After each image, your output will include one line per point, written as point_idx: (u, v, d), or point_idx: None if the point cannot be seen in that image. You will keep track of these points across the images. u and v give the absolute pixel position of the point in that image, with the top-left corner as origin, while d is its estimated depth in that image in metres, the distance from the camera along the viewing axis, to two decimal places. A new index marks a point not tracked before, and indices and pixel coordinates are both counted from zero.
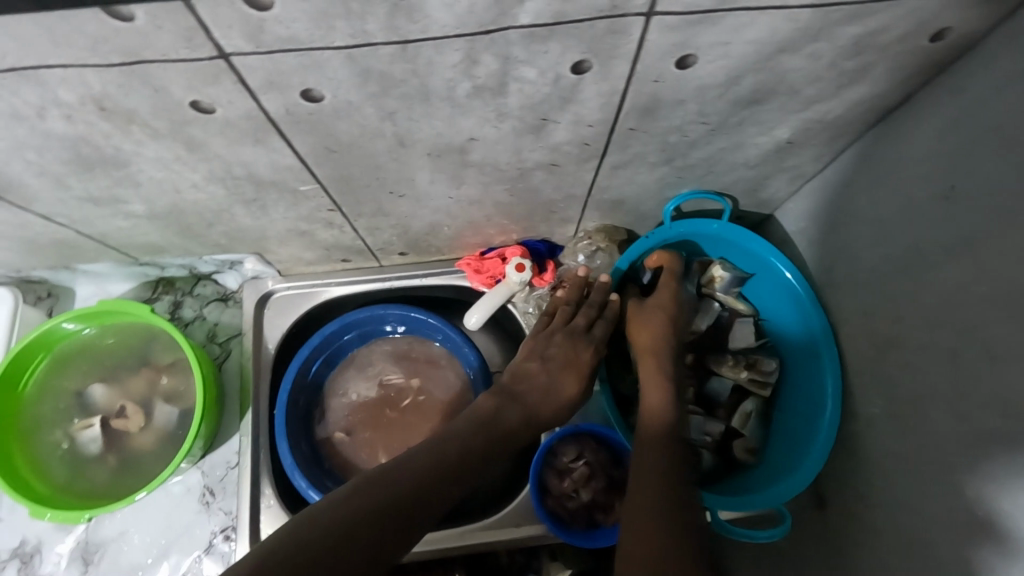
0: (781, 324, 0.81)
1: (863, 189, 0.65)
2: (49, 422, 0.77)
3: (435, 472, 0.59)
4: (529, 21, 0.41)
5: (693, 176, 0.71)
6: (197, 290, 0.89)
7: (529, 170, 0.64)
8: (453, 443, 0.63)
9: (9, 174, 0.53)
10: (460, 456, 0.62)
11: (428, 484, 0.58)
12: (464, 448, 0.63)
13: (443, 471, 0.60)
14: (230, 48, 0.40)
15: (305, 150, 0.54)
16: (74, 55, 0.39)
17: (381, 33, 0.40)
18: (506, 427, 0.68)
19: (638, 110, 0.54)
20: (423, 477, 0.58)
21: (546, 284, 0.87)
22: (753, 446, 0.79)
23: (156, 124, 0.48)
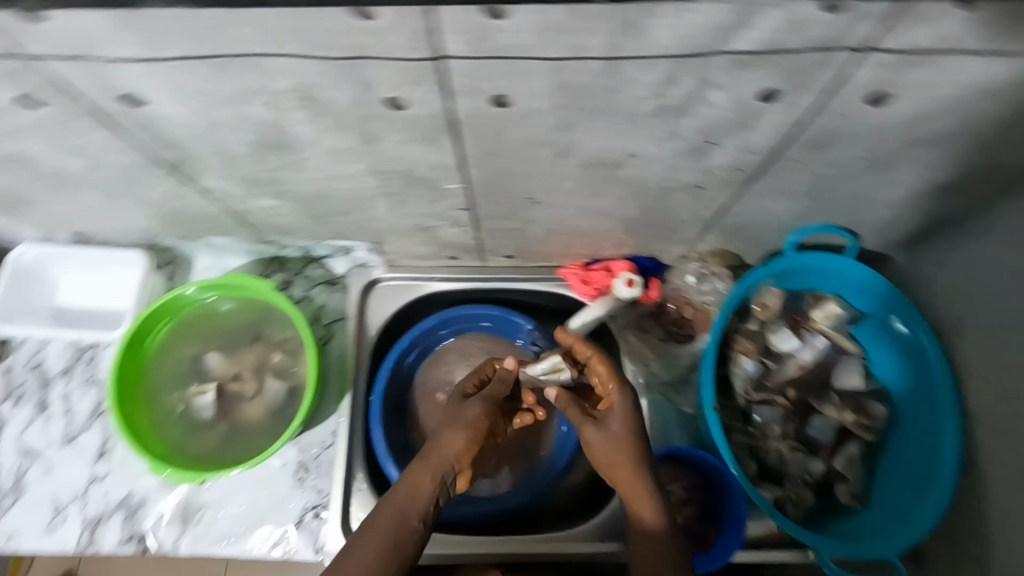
0: (893, 370, 0.79)
1: (996, 247, 0.65)
2: (167, 383, 0.81)
3: (397, 526, 0.60)
4: (744, 47, 0.41)
5: (828, 210, 0.69)
6: (307, 271, 0.91)
7: (671, 189, 0.64)
8: (406, 490, 0.63)
9: (190, 150, 0.55)
10: (411, 500, 0.62)
11: (400, 531, 0.59)
12: (412, 497, 0.62)
13: (405, 522, 0.60)
14: (450, 52, 0.41)
15: (469, 152, 0.55)
16: (304, 47, 0.41)
17: (599, 49, 0.41)
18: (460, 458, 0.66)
19: (807, 141, 0.54)
20: (391, 530, 0.59)
21: (650, 301, 0.87)
22: (857, 491, 0.77)
23: (345, 116, 0.49)
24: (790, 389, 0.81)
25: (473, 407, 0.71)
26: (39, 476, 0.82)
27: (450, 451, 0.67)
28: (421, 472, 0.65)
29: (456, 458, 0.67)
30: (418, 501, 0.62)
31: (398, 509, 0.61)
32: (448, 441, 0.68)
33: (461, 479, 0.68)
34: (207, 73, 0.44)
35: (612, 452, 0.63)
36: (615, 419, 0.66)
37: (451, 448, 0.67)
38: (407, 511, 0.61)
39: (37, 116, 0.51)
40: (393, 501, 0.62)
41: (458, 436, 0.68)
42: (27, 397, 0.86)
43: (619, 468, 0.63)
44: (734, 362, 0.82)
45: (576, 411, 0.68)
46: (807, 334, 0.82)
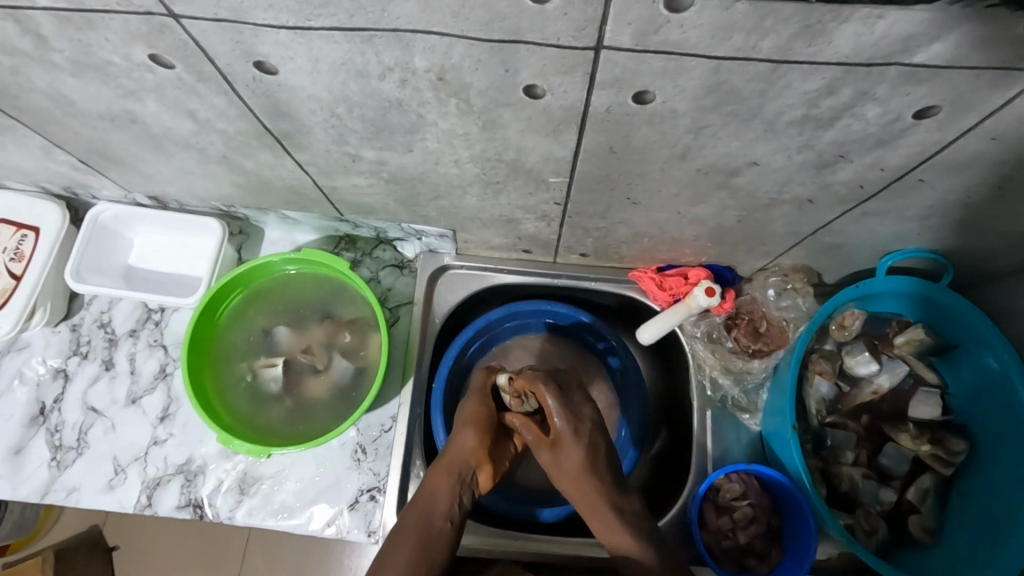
0: (977, 405, 0.75)
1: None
2: (237, 353, 0.83)
3: (423, 529, 0.65)
4: (922, 60, 0.39)
5: (933, 235, 0.67)
6: (376, 253, 0.90)
7: (779, 202, 0.62)
8: (428, 494, 0.68)
9: (305, 122, 0.55)
10: (432, 504, 0.67)
11: (427, 533, 0.66)
12: (433, 498, 0.68)
13: (432, 523, 0.66)
14: (612, 42, 0.40)
15: (589, 147, 0.54)
16: (462, 27, 0.40)
17: (768, 50, 0.39)
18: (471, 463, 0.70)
19: (944, 163, 0.52)
20: (418, 533, 0.65)
21: (723, 312, 0.82)
22: (930, 525, 0.75)
23: (475, 101, 0.48)
24: (864, 415, 0.80)
25: (470, 407, 0.74)
26: (102, 433, 0.83)
27: (464, 450, 0.70)
28: (438, 477, 0.69)
29: (471, 455, 0.70)
30: (439, 505, 0.67)
31: (423, 511, 0.67)
32: (459, 440, 0.71)
33: (482, 473, 0.72)
34: (351, 46, 0.43)
35: (575, 480, 0.69)
36: (570, 450, 0.69)
37: (466, 445, 0.70)
38: (433, 514, 0.67)
39: (159, 77, 0.51)
40: (416, 509, 0.68)
41: (468, 434, 0.71)
42: (94, 354, 0.86)
43: (581, 489, 0.69)
44: (808, 383, 0.79)
45: (531, 433, 0.73)
46: (886, 360, 0.79)
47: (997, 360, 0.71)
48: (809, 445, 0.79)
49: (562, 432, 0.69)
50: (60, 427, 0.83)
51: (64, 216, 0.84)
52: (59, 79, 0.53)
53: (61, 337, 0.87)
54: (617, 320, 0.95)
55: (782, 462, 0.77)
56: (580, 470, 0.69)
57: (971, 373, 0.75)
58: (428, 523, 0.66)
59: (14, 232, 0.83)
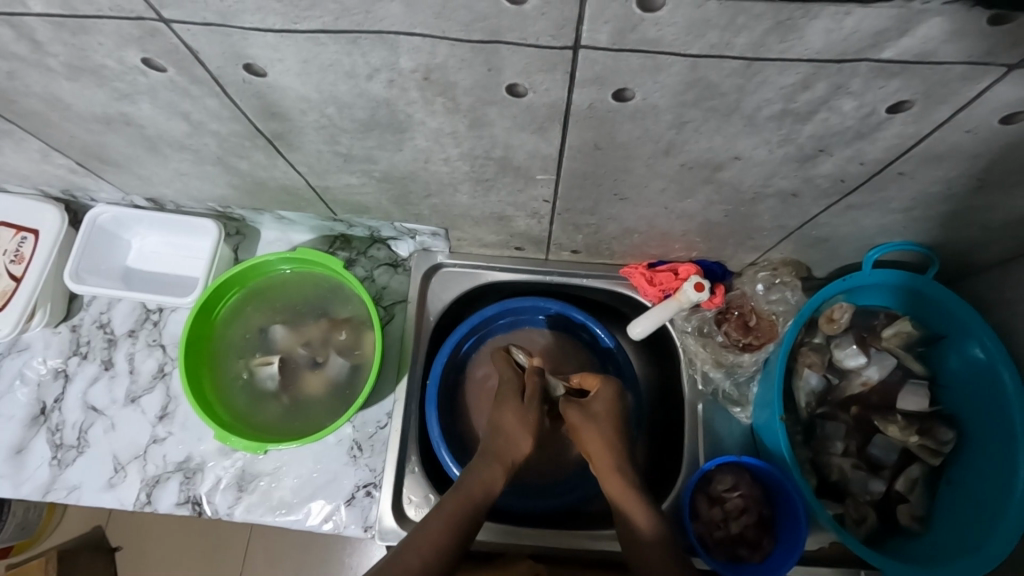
0: (963, 394, 0.76)
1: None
2: (235, 351, 0.84)
3: (467, 508, 0.66)
4: (892, 55, 0.40)
5: (917, 228, 0.68)
6: (371, 252, 0.91)
7: (765, 196, 0.63)
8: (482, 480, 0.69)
9: (296, 123, 0.56)
10: (484, 492, 0.69)
11: (470, 515, 0.66)
12: (483, 485, 0.69)
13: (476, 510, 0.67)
14: (590, 42, 0.41)
15: (573, 144, 0.55)
16: (446, 28, 0.41)
17: (742, 47, 0.40)
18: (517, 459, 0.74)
19: (923, 156, 0.53)
20: (467, 516, 0.65)
21: (714, 307, 0.83)
22: (919, 514, 0.76)
23: (461, 100, 0.49)
24: (854, 406, 0.80)
25: (529, 411, 0.76)
26: (102, 432, 0.84)
27: (518, 451, 0.74)
28: (494, 470, 0.71)
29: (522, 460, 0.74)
30: (489, 496, 0.69)
31: (473, 495, 0.67)
32: (517, 444, 0.74)
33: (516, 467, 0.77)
34: (338, 47, 0.44)
35: (597, 441, 0.73)
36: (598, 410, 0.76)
37: (519, 450, 0.74)
38: (480, 500, 0.67)
39: (153, 80, 0.52)
40: (466, 490, 0.68)
41: (527, 442, 0.74)
42: (93, 354, 0.87)
43: (598, 451, 0.73)
44: (798, 375, 0.81)
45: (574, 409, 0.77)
46: (874, 352, 0.80)
47: (979, 351, 0.73)
48: (798, 436, 0.81)
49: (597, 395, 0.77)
50: (60, 426, 0.84)
51: (62, 218, 0.85)
52: (55, 83, 0.55)
53: (61, 338, 0.88)
54: (610, 315, 0.96)
55: (772, 453, 0.78)
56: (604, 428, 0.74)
57: (960, 364, 0.76)
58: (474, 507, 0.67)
59: (14, 234, 0.84)
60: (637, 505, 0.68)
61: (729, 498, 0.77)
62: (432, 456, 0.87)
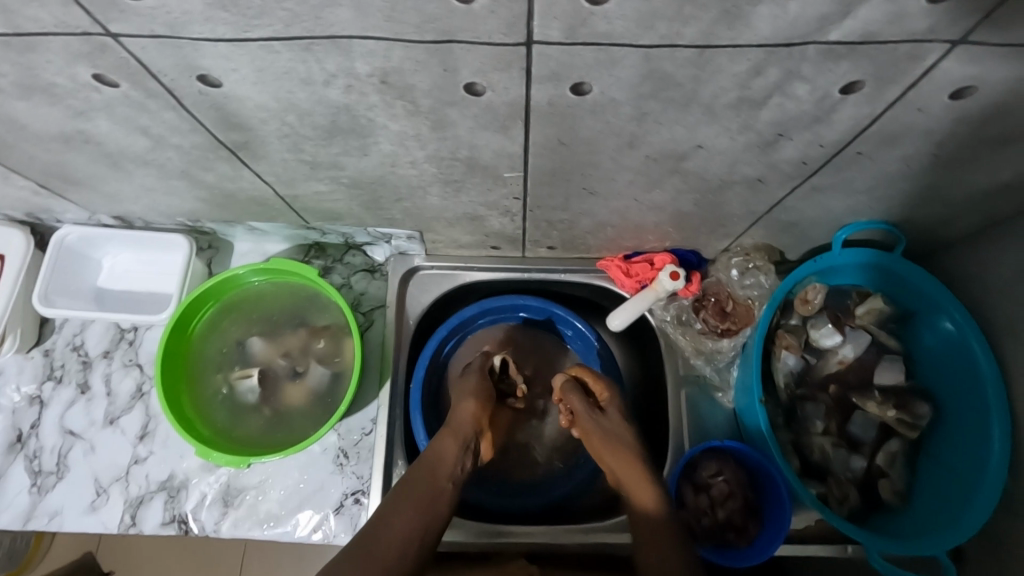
0: (937, 368, 0.78)
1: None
2: (213, 366, 0.83)
3: (423, 477, 0.64)
4: (838, 38, 0.41)
5: (882, 206, 0.69)
6: (347, 259, 0.90)
7: (731, 183, 0.63)
8: (437, 455, 0.68)
9: (258, 133, 0.55)
10: (438, 461, 0.67)
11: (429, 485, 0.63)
12: (438, 457, 0.67)
13: (435, 480, 0.64)
14: (542, 37, 0.41)
15: (537, 141, 0.55)
16: (398, 30, 0.41)
17: (692, 36, 0.41)
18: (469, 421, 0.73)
19: (880, 136, 0.54)
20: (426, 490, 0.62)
21: (690, 296, 0.85)
22: (900, 488, 0.77)
23: (421, 102, 0.49)
24: (833, 385, 0.81)
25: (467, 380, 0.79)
26: (82, 456, 0.83)
27: (466, 412, 0.74)
28: (444, 437, 0.70)
29: (474, 422, 0.73)
30: (442, 463, 0.67)
31: (427, 468, 0.65)
32: (461, 408, 0.74)
33: (479, 442, 0.75)
34: (291, 54, 0.44)
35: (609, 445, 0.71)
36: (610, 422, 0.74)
37: (465, 413, 0.74)
38: (437, 470, 0.65)
39: (107, 96, 0.51)
40: (422, 465, 0.66)
41: (468, 403, 0.75)
42: (68, 377, 0.86)
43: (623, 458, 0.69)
44: (775, 357, 0.82)
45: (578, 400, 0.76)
46: (850, 331, 0.81)
47: (949, 323, 0.75)
48: (780, 418, 0.81)
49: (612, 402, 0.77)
50: (38, 452, 0.83)
51: (29, 241, 0.84)
52: (7, 104, 0.54)
53: (34, 363, 0.87)
54: (590, 309, 0.97)
55: (754, 438, 0.79)
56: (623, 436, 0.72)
57: (935, 338, 0.78)
58: (431, 479, 0.64)
59: None
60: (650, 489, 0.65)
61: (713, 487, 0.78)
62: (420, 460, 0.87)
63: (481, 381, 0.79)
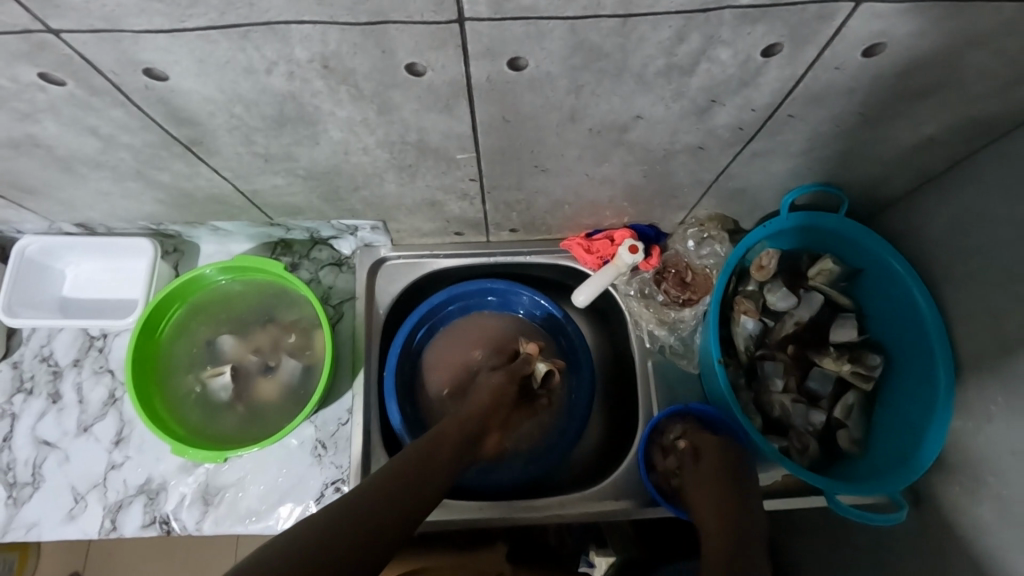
0: (887, 321, 0.82)
1: (965, 195, 0.70)
2: (185, 367, 0.84)
3: (420, 451, 0.67)
4: (750, 1, 0.43)
5: (822, 168, 0.72)
6: (313, 254, 0.92)
7: (675, 152, 0.66)
8: (440, 436, 0.71)
9: (208, 127, 0.56)
10: (438, 442, 0.70)
11: (424, 460, 0.66)
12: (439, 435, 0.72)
13: (432, 456, 0.68)
14: (471, 14, 0.43)
15: (482, 119, 0.57)
16: (332, 13, 0.42)
17: (613, 6, 0.43)
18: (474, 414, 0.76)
19: (806, 97, 0.56)
20: (419, 461, 0.66)
21: (651, 268, 0.87)
22: (857, 437, 0.81)
23: (364, 85, 0.51)
24: (791, 344, 0.84)
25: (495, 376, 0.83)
26: (56, 465, 0.83)
27: (477, 406, 0.78)
28: (450, 422, 0.74)
29: (482, 416, 0.77)
30: (441, 443, 0.70)
31: (426, 444, 0.69)
32: (476, 400, 0.79)
33: (489, 437, 0.77)
34: (231, 43, 0.45)
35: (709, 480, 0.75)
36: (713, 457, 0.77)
37: (477, 405, 0.78)
38: (435, 448, 0.69)
39: (53, 96, 0.52)
40: (422, 443, 0.69)
41: (482, 400, 0.79)
42: (39, 389, 0.86)
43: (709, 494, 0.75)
44: (735, 322, 0.85)
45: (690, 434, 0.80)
46: (804, 293, 0.85)
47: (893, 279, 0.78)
48: (742, 379, 0.85)
49: None
50: (12, 465, 0.83)
51: None
52: None
53: (2, 376, 0.86)
54: (557, 289, 0.99)
55: (718, 400, 0.82)
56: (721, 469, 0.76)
57: (883, 292, 0.81)
58: (428, 452, 0.68)
59: None
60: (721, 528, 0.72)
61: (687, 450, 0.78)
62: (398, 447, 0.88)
63: (505, 382, 0.82)
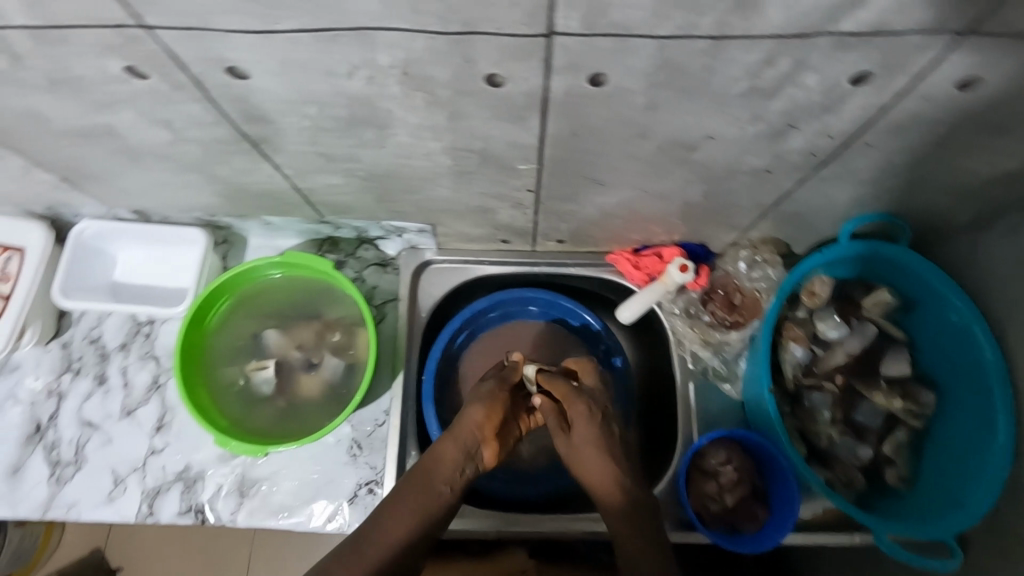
0: (942, 358, 0.79)
1: None
2: (229, 358, 0.84)
3: (422, 485, 0.69)
4: (849, 28, 0.42)
5: (888, 198, 0.70)
6: (359, 253, 0.92)
7: (739, 174, 0.64)
8: (434, 458, 0.71)
9: (279, 125, 0.57)
10: (438, 467, 0.70)
11: (426, 497, 0.69)
12: (432, 457, 0.71)
13: (434, 487, 0.69)
14: (562, 28, 0.42)
15: (551, 131, 0.56)
16: (422, 21, 0.42)
17: (708, 26, 0.42)
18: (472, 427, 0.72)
19: (887, 126, 0.55)
20: (420, 489, 0.69)
21: (699, 288, 0.86)
22: (905, 474, 0.79)
23: (440, 93, 0.51)
24: (840, 375, 0.81)
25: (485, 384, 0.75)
26: (99, 447, 0.84)
27: (472, 421, 0.72)
28: (442, 441, 0.72)
29: (478, 429, 0.72)
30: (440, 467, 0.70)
31: (425, 469, 0.70)
32: (468, 415, 0.73)
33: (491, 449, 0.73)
34: (317, 46, 0.45)
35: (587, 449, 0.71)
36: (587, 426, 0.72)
37: (472, 418, 0.72)
38: (432, 472, 0.70)
39: (135, 88, 0.52)
40: (423, 469, 0.70)
41: (476, 411, 0.73)
42: (86, 370, 0.87)
43: (590, 459, 0.71)
44: (783, 349, 0.83)
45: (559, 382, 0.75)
46: (857, 323, 0.82)
47: (953, 315, 0.76)
48: (787, 407, 0.83)
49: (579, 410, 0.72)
50: (56, 443, 0.84)
51: (48, 235, 0.85)
52: (36, 97, 0.55)
53: (52, 355, 0.88)
54: (598, 302, 0.98)
55: (764, 427, 0.80)
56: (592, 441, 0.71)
57: (938, 327, 0.79)
58: (430, 486, 0.69)
59: None
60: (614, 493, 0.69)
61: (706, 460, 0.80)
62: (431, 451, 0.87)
63: (500, 390, 0.75)
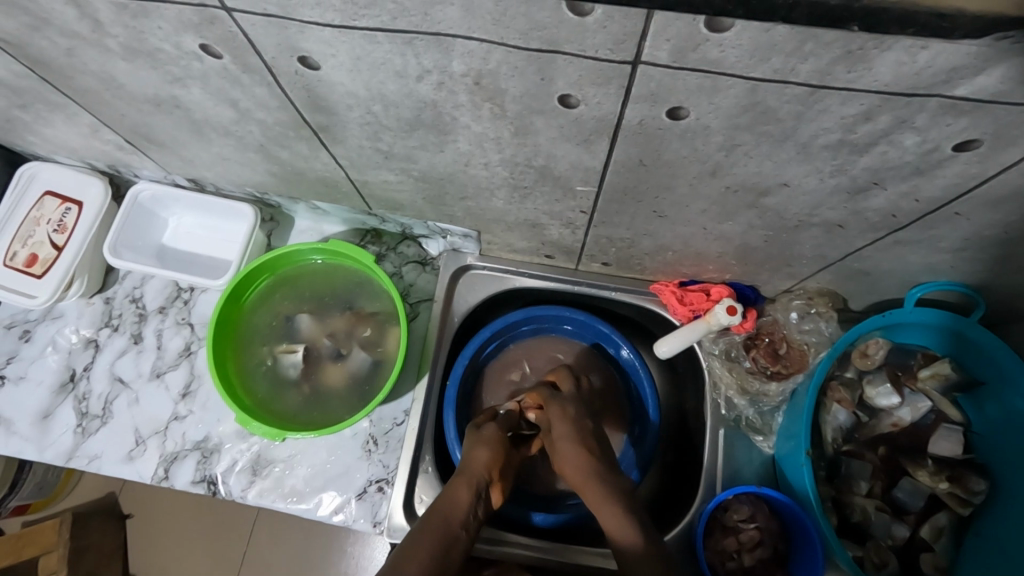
0: (1002, 444, 0.73)
1: None
2: (262, 336, 0.85)
3: (440, 523, 0.64)
4: (964, 92, 0.39)
5: (967, 268, 0.65)
6: (400, 248, 0.91)
7: (809, 225, 0.61)
8: (449, 499, 0.67)
9: (341, 118, 0.56)
10: (451, 508, 0.66)
11: (444, 533, 0.63)
12: (450, 501, 0.67)
13: (451, 525, 0.64)
14: (649, 58, 0.40)
15: (617, 159, 0.54)
16: (504, 35, 0.40)
17: (807, 74, 0.39)
18: (477, 461, 0.71)
19: (984, 198, 0.51)
20: (437, 531, 0.63)
21: (745, 331, 0.81)
22: (943, 564, 0.74)
23: (509, 107, 0.49)
24: (882, 446, 0.78)
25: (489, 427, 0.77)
26: (126, 404, 0.86)
27: (483, 460, 0.72)
28: (456, 485, 0.69)
29: (488, 469, 0.71)
30: (459, 510, 0.66)
31: (441, 515, 0.65)
32: (474, 455, 0.72)
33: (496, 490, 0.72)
34: (392, 47, 0.44)
35: (568, 437, 0.73)
36: (563, 424, 0.75)
37: (479, 458, 0.72)
38: (453, 517, 0.65)
39: (206, 66, 0.52)
40: (436, 510, 0.66)
41: (484, 450, 0.72)
42: (123, 327, 0.89)
43: (575, 454, 0.71)
44: (826, 410, 0.78)
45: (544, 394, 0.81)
46: (908, 392, 0.78)
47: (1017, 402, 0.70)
48: (822, 471, 0.79)
49: (558, 411, 0.77)
50: (86, 395, 0.86)
51: (105, 192, 0.87)
52: (111, 63, 0.56)
53: (94, 308, 0.90)
54: (636, 330, 0.95)
55: (792, 486, 0.76)
56: (570, 439, 0.73)
57: (999, 412, 0.73)
58: (448, 523, 0.64)
59: (58, 204, 0.87)
60: (602, 503, 0.67)
61: (727, 513, 0.77)
62: (446, 460, 0.86)
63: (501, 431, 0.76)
